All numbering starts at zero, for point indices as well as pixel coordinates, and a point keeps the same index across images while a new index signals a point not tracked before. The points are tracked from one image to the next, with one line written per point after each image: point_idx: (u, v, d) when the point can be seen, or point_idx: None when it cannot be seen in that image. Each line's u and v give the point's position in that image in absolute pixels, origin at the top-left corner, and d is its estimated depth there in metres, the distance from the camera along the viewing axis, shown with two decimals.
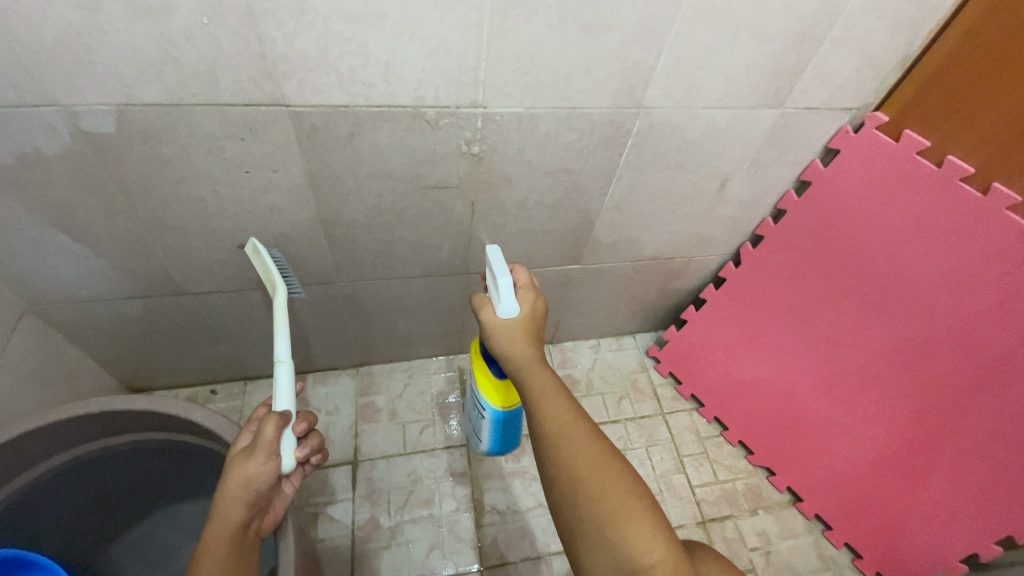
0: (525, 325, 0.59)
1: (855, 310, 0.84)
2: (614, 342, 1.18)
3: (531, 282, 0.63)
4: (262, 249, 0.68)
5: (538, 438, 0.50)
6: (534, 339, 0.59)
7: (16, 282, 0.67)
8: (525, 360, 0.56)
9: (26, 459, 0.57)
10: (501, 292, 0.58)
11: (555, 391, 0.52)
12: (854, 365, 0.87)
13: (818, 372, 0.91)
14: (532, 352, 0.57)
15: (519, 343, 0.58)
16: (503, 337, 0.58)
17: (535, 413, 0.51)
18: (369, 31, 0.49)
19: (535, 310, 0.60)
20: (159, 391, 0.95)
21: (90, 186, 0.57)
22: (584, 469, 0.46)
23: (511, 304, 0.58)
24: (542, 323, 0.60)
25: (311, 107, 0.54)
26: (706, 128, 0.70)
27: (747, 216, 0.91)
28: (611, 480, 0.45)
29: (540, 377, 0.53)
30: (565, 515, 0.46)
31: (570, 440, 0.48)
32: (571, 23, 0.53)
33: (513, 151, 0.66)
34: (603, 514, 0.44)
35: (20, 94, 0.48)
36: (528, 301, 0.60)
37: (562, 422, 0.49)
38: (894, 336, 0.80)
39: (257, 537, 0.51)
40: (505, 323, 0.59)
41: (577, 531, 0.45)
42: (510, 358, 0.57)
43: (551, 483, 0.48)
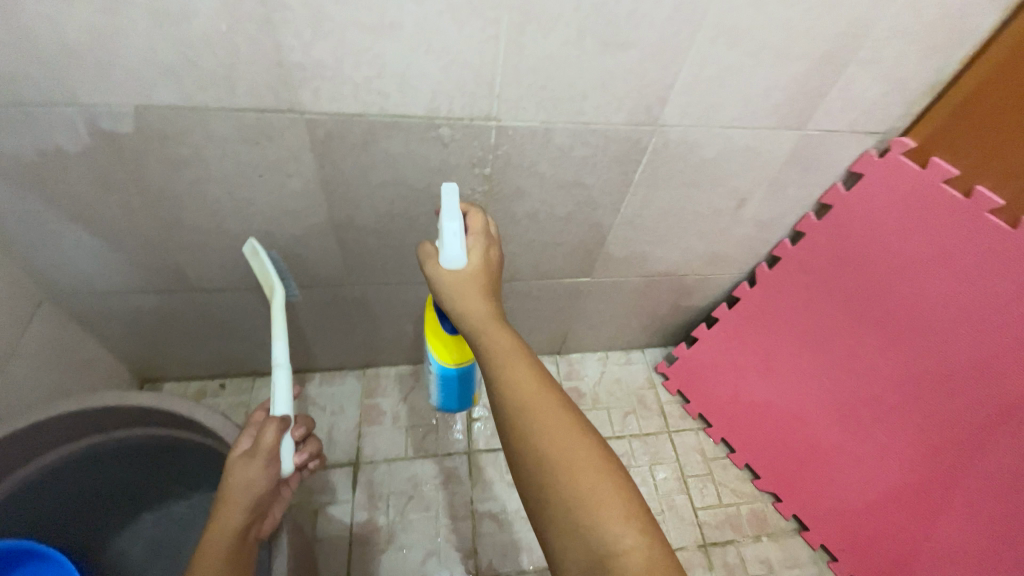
0: (476, 277, 0.54)
1: (874, 337, 0.82)
2: (622, 356, 1.16)
3: (484, 228, 0.57)
4: (262, 251, 0.67)
5: (502, 410, 0.48)
6: (487, 293, 0.55)
7: (35, 272, 0.68)
8: (481, 320, 0.53)
9: (35, 450, 0.58)
10: (448, 239, 0.53)
11: (518, 358, 0.50)
12: (871, 394, 0.85)
13: (833, 397, 0.89)
14: (486, 309, 0.54)
15: (472, 300, 0.54)
16: (454, 293, 0.54)
17: (498, 383, 0.49)
18: (385, 41, 0.49)
19: (488, 258, 0.56)
20: (170, 382, 0.97)
21: (109, 183, 0.58)
22: (552, 447, 0.45)
23: (458, 252, 0.53)
24: (496, 273, 0.57)
25: (326, 115, 0.55)
26: (723, 148, 0.69)
27: (764, 236, 0.88)
28: (583, 462, 0.44)
29: (500, 343, 0.51)
30: (533, 496, 0.45)
31: (538, 414, 0.46)
32: (589, 39, 0.52)
33: (526, 164, 0.65)
34: (572, 497, 0.43)
35: (44, 93, 0.49)
36: (479, 251, 0.55)
37: (527, 394, 0.47)
38: (913, 366, 0.79)
39: (256, 542, 0.51)
40: (455, 276, 0.54)
41: (545, 512, 0.44)
42: (465, 318, 0.54)
43: (517, 461, 0.46)
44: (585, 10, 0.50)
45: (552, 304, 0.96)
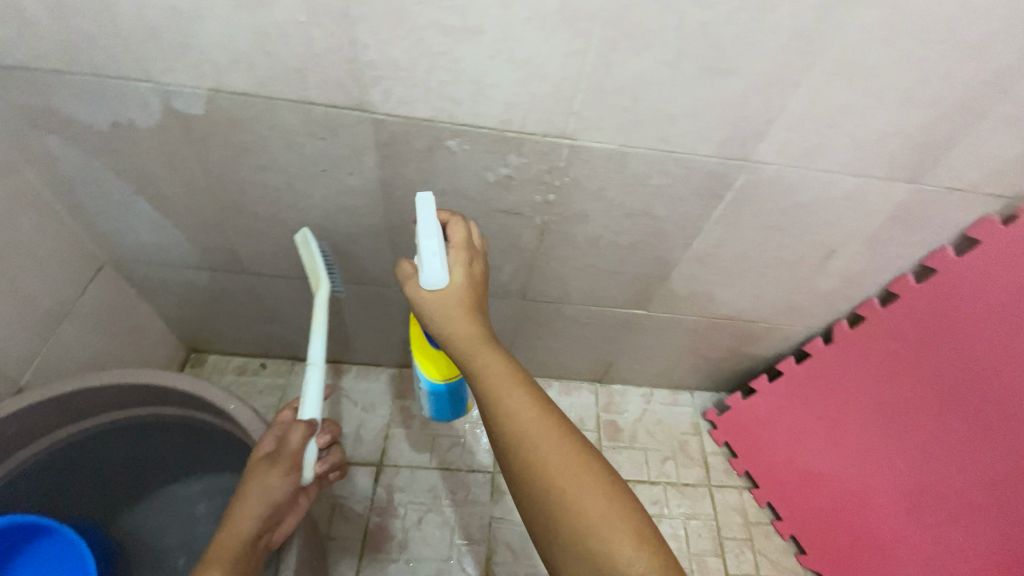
0: (462, 296, 0.51)
1: (957, 421, 0.73)
2: (668, 395, 1.08)
3: (466, 239, 0.54)
4: (312, 242, 0.64)
5: (499, 435, 0.46)
6: (473, 311, 0.51)
7: (100, 236, 0.70)
8: (469, 342, 0.50)
9: (81, 409, 0.61)
10: (426, 260, 0.49)
11: (511, 384, 0.47)
12: (944, 484, 0.75)
13: (893, 475, 0.81)
14: (474, 329, 0.50)
15: (457, 320, 0.50)
16: (437, 312, 0.51)
17: (493, 408, 0.47)
18: (464, 47, 0.46)
19: (472, 274, 0.52)
20: (213, 354, 0.98)
21: (175, 160, 0.58)
22: (555, 475, 0.43)
23: (439, 273, 0.49)
24: (482, 290, 0.53)
25: (393, 116, 0.52)
26: (819, 193, 0.61)
27: (849, 293, 0.79)
28: (588, 488, 0.43)
29: (490, 367, 0.48)
30: (538, 522, 0.44)
31: (537, 440, 0.44)
32: (686, 61, 0.47)
33: (595, 188, 0.60)
34: (580, 525, 0.42)
35: (121, 68, 0.49)
36: (461, 267, 0.51)
37: (524, 422, 0.45)
38: (998, 462, 0.70)
39: (265, 551, 0.49)
40: (437, 297, 0.50)
41: (553, 541, 0.42)
42: (452, 340, 0.50)
43: (519, 489, 0.45)
44: (688, 29, 0.44)
45: (600, 333, 0.90)
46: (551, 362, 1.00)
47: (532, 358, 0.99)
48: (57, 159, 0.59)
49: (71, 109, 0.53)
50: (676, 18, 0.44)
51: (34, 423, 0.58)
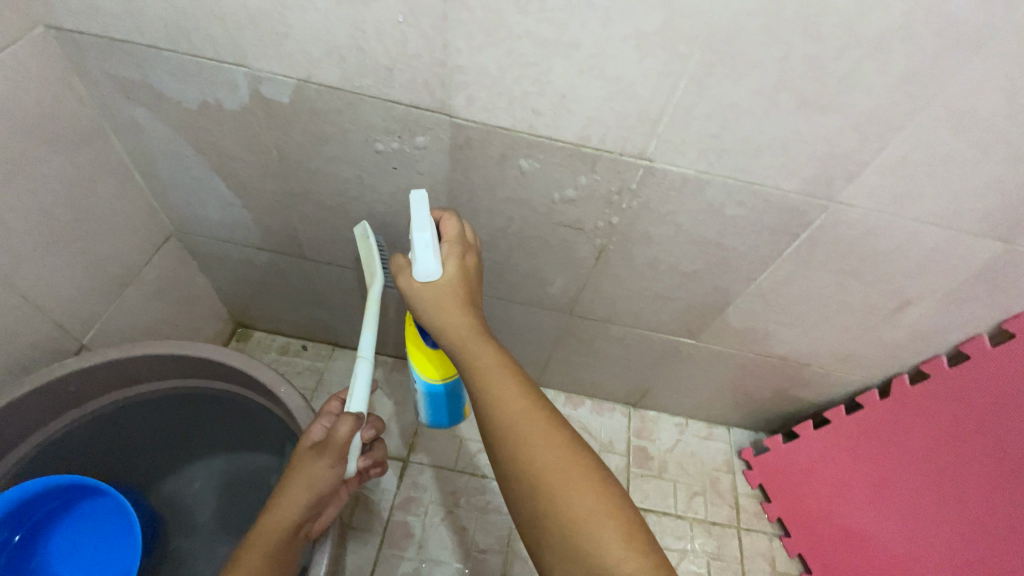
0: (454, 288, 0.52)
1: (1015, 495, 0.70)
2: (703, 428, 1.05)
3: (461, 234, 0.55)
4: (371, 236, 0.63)
5: (491, 429, 0.47)
6: (465, 303, 0.53)
7: (172, 208, 0.72)
8: (463, 335, 0.51)
9: (139, 373, 0.64)
10: (419, 251, 0.51)
11: (502, 377, 0.48)
12: (996, 558, 0.72)
13: (940, 544, 0.77)
14: (468, 321, 0.52)
15: (449, 312, 0.52)
16: (431, 305, 0.52)
17: (482, 399, 0.48)
18: (556, 59, 0.45)
19: (465, 266, 0.54)
20: (258, 332, 1.01)
21: (254, 144, 0.60)
22: (545, 470, 0.44)
23: (432, 264, 0.51)
24: (475, 282, 0.54)
25: (472, 122, 0.52)
26: (903, 242, 0.58)
27: (915, 348, 0.75)
28: (578, 486, 0.43)
29: (481, 358, 0.49)
30: (527, 519, 0.44)
31: (525, 434, 0.45)
32: (785, 94, 0.45)
33: (664, 212, 0.59)
34: (572, 524, 0.42)
35: (218, 50, 0.50)
36: (455, 257, 0.53)
37: (512, 414, 0.46)
38: None
39: (303, 540, 0.49)
40: (429, 288, 0.51)
41: (544, 540, 0.43)
42: (447, 333, 0.51)
43: (510, 485, 0.45)
44: (792, 61, 0.43)
45: (643, 357, 0.88)
46: (587, 379, 0.98)
47: (568, 373, 0.98)
48: (144, 130, 0.61)
49: (164, 85, 0.55)
50: (782, 48, 0.42)
51: (93, 382, 0.61)
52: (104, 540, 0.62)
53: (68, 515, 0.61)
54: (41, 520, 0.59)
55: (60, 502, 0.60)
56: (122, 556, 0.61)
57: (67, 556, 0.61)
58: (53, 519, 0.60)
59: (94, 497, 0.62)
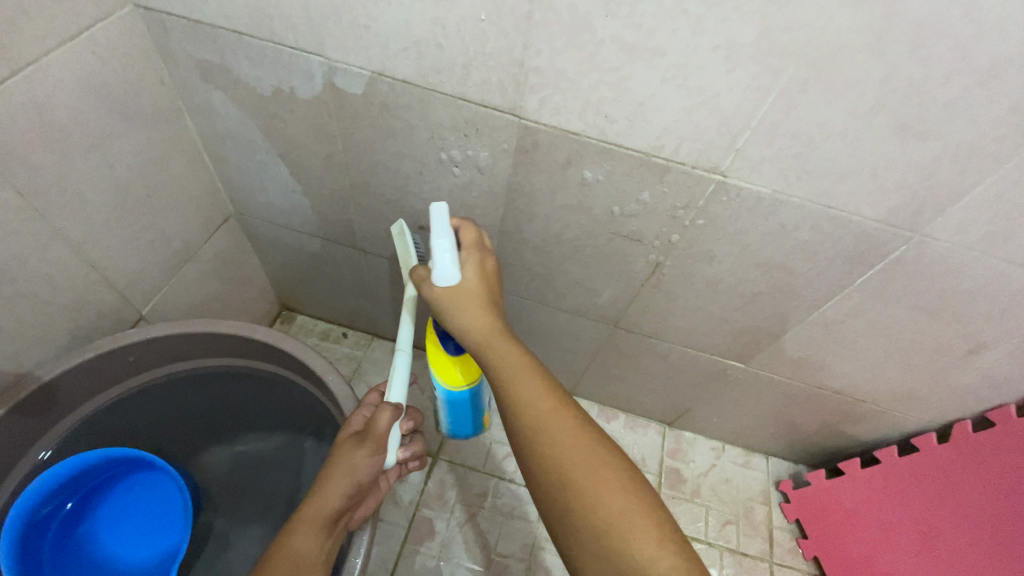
0: (476, 290, 0.52)
1: None
2: (741, 456, 1.01)
3: (477, 240, 0.56)
4: (407, 233, 0.61)
5: (516, 428, 0.46)
6: (489, 304, 0.52)
7: (235, 190, 0.74)
8: (486, 335, 0.50)
9: (190, 348, 0.66)
10: (438, 256, 0.51)
11: (526, 374, 0.47)
12: None
13: None
14: (491, 321, 0.51)
15: (471, 313, 0.51)
16: (452, 306, 0.52)
17: (507, 399, 0.47)
18: (639, 66, 0.44)
19: (484, 268, 0.54)
20: (302, 316, 1.03)
21: (322, 133, 0.60)
22: (572, 470, 0.42)
23: (450, 268, 0.51)
24: (495, 284, 0.54)
25: (542, 125, 0.51)
26: (989, 282, 0.54)
27: (984, 394, 0.70)
28: (607, 485, 0.41)
29: (505, 357, 0.49)
30: (556, 520, 0.43)
31: (550, 433, 0.44)
32: (881, 117, 0.42)
33: (731, 230, 0.56)
34: (602, 524, 0.40)
35: (297, 39, 0.51)
36: (472, 259, 0.53)
37: (537, 413, 0.45)
38: None
39: (342, 530, 0.49)
40: (451, 292, 0.52)
41: (574, 540, 0.41)
42: (471, 333, 0.51)
43: (536, 485, 0.44)
44: (894, 83, 0.40)
45: (687, 377, 0.85)
46: (624, 393, 0.96)
47: (605, 385, 0.96)
48: (217, 114, 0.63)
49: (241, 71, 0.56)
50: (885, 68, 0.39)
51: (150, 354, 0.64)
52: (153, 511, 0.64)
53: (112, 493, 0.63)
54: (93, 488, 0.62)
55: (107, 476, 0.63)
56: (174, 521, 0.64)
57: (112, 528, 0.63)
58: (100, 493, 0.63)
59: (144, 471, 0.64)
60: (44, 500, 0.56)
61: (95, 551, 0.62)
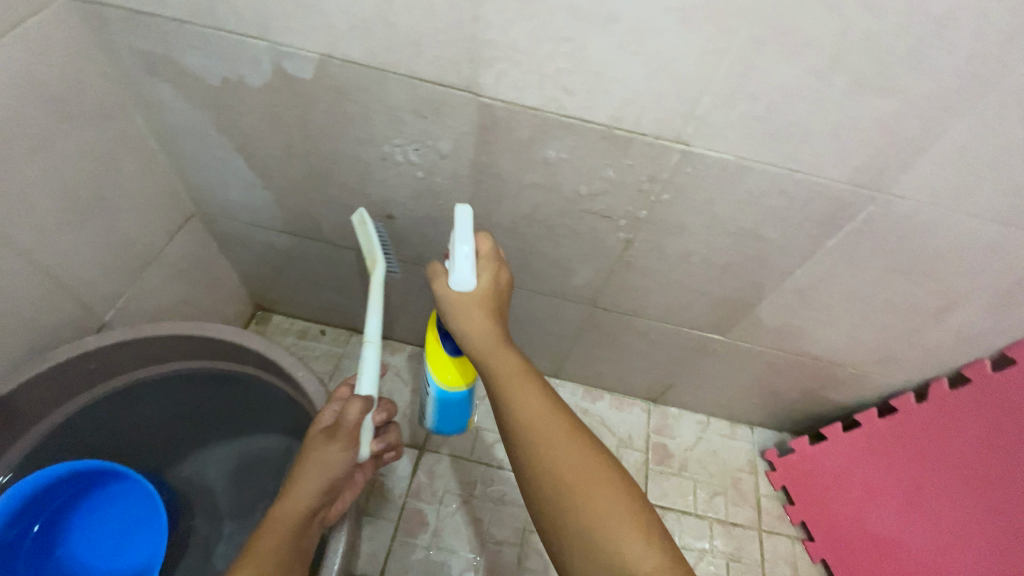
0: (485, 299, 0.50)
1: None
2: (726, 427, 1.02)
3: (497, 252, 0.53)
4: (369, 221, 0.60)
5: (512, 438, 0.45)
6: (494, 314, 0.50)
7: (194, 188, 0.72)
8: (486, 345, 0.49)
9: (155, 353, 0.64)
10: (460, 262, 0.48)
11: (524, 380, 0.47)
12: None
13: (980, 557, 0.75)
14: (493, 331, 0.49)
15: (476, 321, 0.49)
16: (457, 314, 0.50)
17: (504, 403, 0.46)
18: (593, 34, 0.42)
19: (498, 281, 0.51)
20: (277, 315, 1.00)
21: (277, 123, 0.58)
22: (566, 471, 0.42)
23: (469, 277, 0.48)
24: (504, 295, 0.52)
25: (500, 101, 0.50)
26: (958, 239, 0.55)
27: (960, 352, 0.72)
28: (598, 486, 0.41)
29: (505, 363, 0.48)
30: (547, 523, 0.42)
31: (546, 435, 0.43)
32: (840, 74, 0.42)
33: (700, 201, 0.56)
34: (593, 524, 0.40)
35: (240, 24, 0.49)
36: (490, 271, 0.50)
37: (533, 416, 0.44)
38: None
39: (318, 527, 0.48)
40: (461, 301, 0.49)
41: (564, 540, 0.41)
42: (472, 344, 0.49)
43: (528, 487, 0.43)
44: (850, 39, 0.39)
45: (668, 352, 0.85)
46: (609, 373, 0.96)
47: (589, 366, 0.95)
48: (168, 109, 0.60)
49: (187, 61, 0.54)
50: (841, 23, 0.39)
51: (113, 361, 0.62)
52: (127, 523, 0.63)
53: (83, 507, 0.62)
54: (61, 505, 0.60)
55: (75, 493, 0.60)
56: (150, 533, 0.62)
57: (87, 540, 0.62)
58: (71, 507, 0.61)
59: (115, 484, 0.62)
60: (8, 526, 0.54)
61: (70, 565, 0.61)
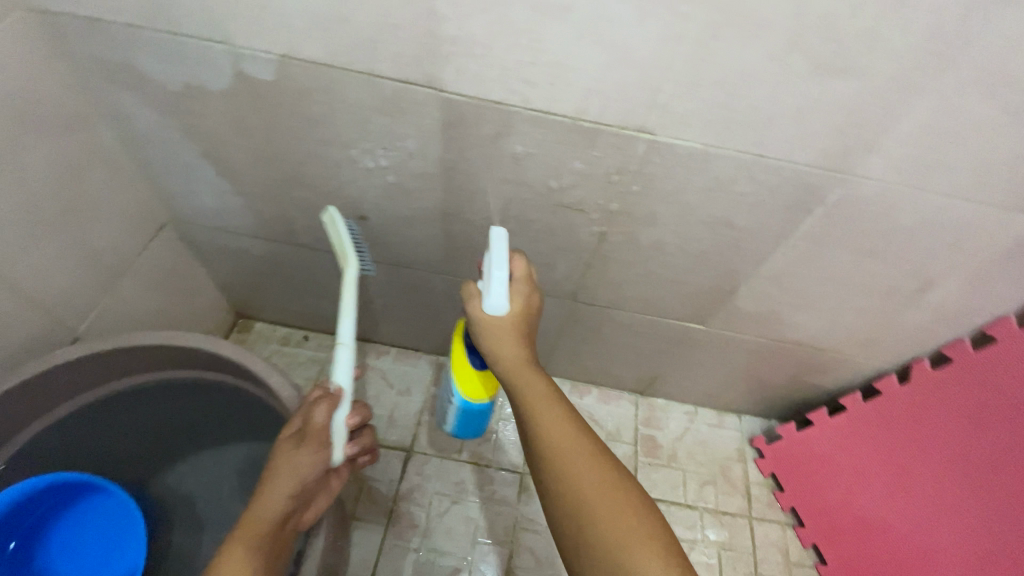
0: (517, 323, 0.51)
1: None
2: (714, 417, 1.02)
3: (531, 275, 0.53)
4: (340, 219, 0.60)
5: (537, 458, 0.45)
6: (524, 337, 0.52)
7: (165, 196, 0.71)
8: (516, 366, 0.50)
9: (127, 365, 0.63)
10: (492, 287, 0.49)
11: (552, 402, 0.47)
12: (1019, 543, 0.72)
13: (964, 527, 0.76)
14: (523, 354, 0.51)
15: (506, 342, 0.51)
16: (489, 335, 0.51)
17: (530, 424, 0.46)
18: (550, 24, 0.42)
19: (530, 304, 0.52)
20: (259, 322, 1.00)
21: (242, 126, 0.58)
22: (589, 493, 0.42)
23: (501, 301, 0.49)
24: (536, 316, 0.53)
25: (463, 96, 0.49)
26: (928, 219, 0.55)
27: (939, 331, 0.72)
28: (621, 511, 0.41)
29: (532, 385, 0.48)
30: (569, 543, 0.42)
31: (571, 458, 0.43)
32: (798, 55, 0.42)
33: (670, 190, 0.55)
34: (614, 548, 0.40)
35: (197, 27, 0.48)
36: (522, 295, 0.51)
37: (559, 438, 0.45)
38: None
39: (291, 533, 0.47)
40: (493, 324, 0.51)
41: (585, 562, 0.41)
42: (502, 364, 0.51)
43: (552, 507, 0.44)
44: (806, 21, 0.39)
45: (652, 344, 0.85)
46: (594, 367, 0.96)
47: (575, 361, 0.95)
48: (131, 116, 0.60)
49: (146, 66, 0.53)
50: (795, 5, 0.39)
51: (84, 375, 0.61)
52: (105, 535, 0.62)
53: (62, 520, 0.61)
54: (38, 520, 0.59)
55: (50, 508, 0.60)
56: (128, 549, 0.61)
57: (67, 552, 0.62)
58: (49, 521, 0.60)
59: (93, 497, 0.61)
60: None
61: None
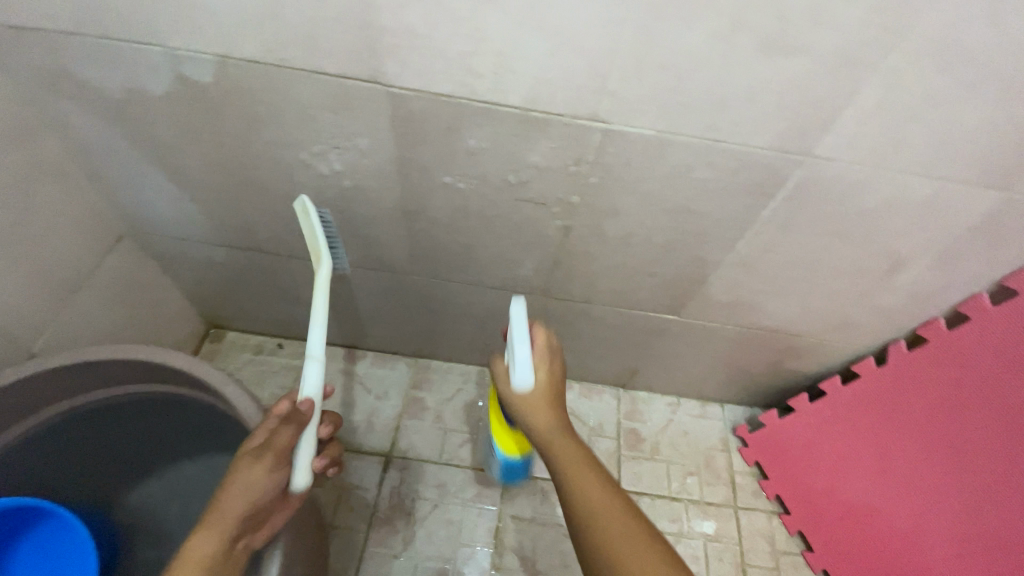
0: (546, 391, 0.50)
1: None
2: (697, 407, 1.01)
3: (554, 340, 0.53)
4: (312, 211, 0.56)
5: (576, 531, 0.43)
6: (556, 404, 0.51)
7: (119, 207, 0.69)
8: (550, 437, 0.49)
9: (83, 382, 0.61)
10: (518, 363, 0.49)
11: (587, 472, 0.46)
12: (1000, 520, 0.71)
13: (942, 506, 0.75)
14: (558, 424, 0.49)
15: (536, 412, 0.50)
16: (520, 408, 0.51)
17: (566, 496, 0.45)
18: (488, 12, 0.41)
19: (554, 371, 0.52)
20: (232, 332, 0.98)
21: (189, 131, 0.56)
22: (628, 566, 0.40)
23: (528, 375, 0.49)
24: (565, 383, 0.53)
25: (409, 90, 0.48)
26: (892, 198, 0.54)
27: (913, 311, 0.71)
28: None
29: (567, 456, 0.47)
30: None
31: (609, 530, 0.42)
32: (744, 34, 0.40)
33: (630, 179, 0.54)
34: None
35: (128, 30, 0.46)
36: (546, 366, 0.51)
37: (595, 510, 0.43)
38: None
39: (245, 552, 0.46)
40: (523, 397, 0.50)
41: None
42: (536, 435, 0.50)
43: None
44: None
45: (628, 337, 0.84)
46: (574, 363, 0.95)
47: None
48: (75, 126, 0.58)
49: (82, 72, 0.51)
50: None
51: (38, 394, 0.59)
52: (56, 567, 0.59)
53: (17, 551, 0.59)
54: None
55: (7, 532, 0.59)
56: None
57: None
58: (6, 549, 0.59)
59: (47, 525, 0.59)
60: None
61: None
